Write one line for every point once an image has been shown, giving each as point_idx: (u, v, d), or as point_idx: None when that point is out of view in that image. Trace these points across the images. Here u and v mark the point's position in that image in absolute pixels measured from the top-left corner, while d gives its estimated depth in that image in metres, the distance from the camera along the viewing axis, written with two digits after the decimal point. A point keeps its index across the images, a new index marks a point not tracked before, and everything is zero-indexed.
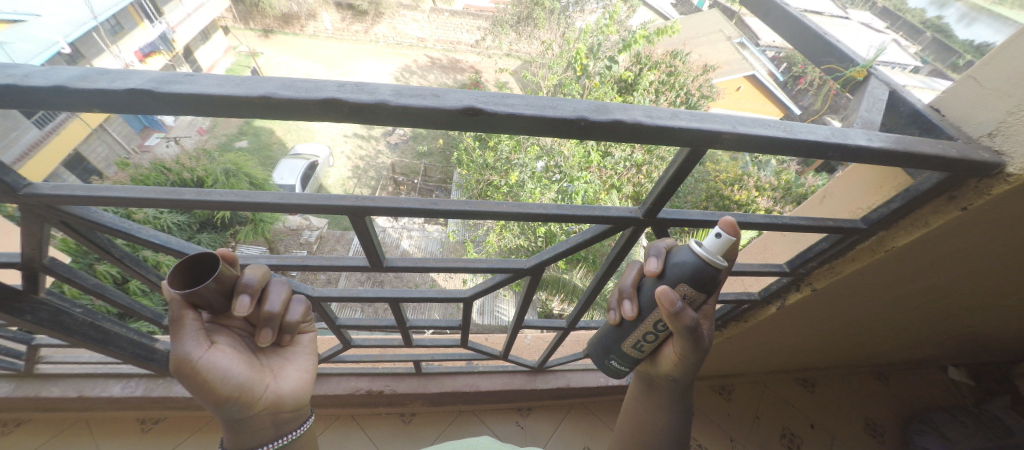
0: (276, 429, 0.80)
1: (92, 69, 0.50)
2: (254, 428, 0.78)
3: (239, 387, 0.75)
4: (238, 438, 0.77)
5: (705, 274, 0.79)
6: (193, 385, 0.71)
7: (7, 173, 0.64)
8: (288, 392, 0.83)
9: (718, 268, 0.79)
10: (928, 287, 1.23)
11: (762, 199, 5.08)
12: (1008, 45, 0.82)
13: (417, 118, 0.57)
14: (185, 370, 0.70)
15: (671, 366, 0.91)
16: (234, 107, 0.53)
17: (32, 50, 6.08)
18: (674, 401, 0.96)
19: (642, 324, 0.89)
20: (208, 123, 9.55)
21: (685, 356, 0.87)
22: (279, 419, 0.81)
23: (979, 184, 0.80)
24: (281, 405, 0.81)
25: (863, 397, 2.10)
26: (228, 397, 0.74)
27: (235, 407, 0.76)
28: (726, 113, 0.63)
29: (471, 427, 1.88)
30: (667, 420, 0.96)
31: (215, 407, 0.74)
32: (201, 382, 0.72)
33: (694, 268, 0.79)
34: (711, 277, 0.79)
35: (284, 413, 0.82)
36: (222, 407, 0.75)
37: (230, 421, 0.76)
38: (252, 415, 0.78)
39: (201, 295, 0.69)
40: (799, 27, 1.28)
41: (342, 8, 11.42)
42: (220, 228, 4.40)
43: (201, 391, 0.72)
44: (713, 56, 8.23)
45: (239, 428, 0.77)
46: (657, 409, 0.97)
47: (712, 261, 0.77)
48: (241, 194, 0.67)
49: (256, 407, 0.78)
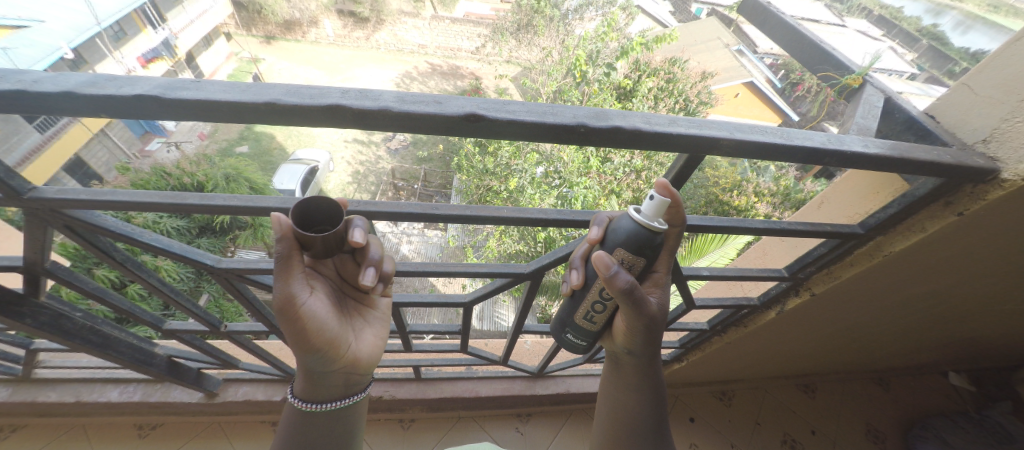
0: (347, 387, 0.83)
1: (100, 75, 0.51)
2: (332, 382, 0.81)
3: (328, 341, 0.77)
4: (314, 388, 0.80)
5: (645, 239, 0.77)
6: (292, 331, 0.73)
7: (12, 177, 0.64)
8: (365, 352, 0.86)
9: (657, 232, 0.76)
10: (926, 293, 1.24)
11: (761, 204, 5.10)
12: (1000, 53, 0.83)
13: (419, 124, 0.58)
14: (290, 313, 0.71)
15: (627, 340, 0.89)
16: (240, 113, 0.54)
17: (35, 55, 6.13)
18: (639, 378, 0.93)
19: (589, 293, 0.89)
20: (209, 128, 9.60)
21: (636, 328, 0.84)
22: (353, 378, 0.83)
23: (974, 189, 0.80)
24: (360, 363, 0.84)
25: (864, 403, 2.09)
26: (319, 349, 0.76)
27: (321, 358, 0.77)
28: (723, 120, 0.64)
29: (471, 433, 1.87)
30: (636, 402, 0.92)
31: (304, 356, 0.76)
32: (300, 327, 0.73)
33: (632, 235, 0.77)
34: (652, 241, 0.77)
35: (358, 372, 0.84)
36: (309, 357, 0.77)
37: (313, 371, 0.78)
38: (331, 370, 0.80)
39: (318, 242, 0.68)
40: (794, 35, 1.29)
41: (343, 15, 11.52)
42: (220, 232, 4.40)
43: (298, 337, 0.73)
44: (712, 64, 8.29)
45: (317, 380, 0.79)
46: (624, 389, 0.94)
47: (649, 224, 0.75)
48: (242, 199, 0.67)
49: (338, 363, 0.81)
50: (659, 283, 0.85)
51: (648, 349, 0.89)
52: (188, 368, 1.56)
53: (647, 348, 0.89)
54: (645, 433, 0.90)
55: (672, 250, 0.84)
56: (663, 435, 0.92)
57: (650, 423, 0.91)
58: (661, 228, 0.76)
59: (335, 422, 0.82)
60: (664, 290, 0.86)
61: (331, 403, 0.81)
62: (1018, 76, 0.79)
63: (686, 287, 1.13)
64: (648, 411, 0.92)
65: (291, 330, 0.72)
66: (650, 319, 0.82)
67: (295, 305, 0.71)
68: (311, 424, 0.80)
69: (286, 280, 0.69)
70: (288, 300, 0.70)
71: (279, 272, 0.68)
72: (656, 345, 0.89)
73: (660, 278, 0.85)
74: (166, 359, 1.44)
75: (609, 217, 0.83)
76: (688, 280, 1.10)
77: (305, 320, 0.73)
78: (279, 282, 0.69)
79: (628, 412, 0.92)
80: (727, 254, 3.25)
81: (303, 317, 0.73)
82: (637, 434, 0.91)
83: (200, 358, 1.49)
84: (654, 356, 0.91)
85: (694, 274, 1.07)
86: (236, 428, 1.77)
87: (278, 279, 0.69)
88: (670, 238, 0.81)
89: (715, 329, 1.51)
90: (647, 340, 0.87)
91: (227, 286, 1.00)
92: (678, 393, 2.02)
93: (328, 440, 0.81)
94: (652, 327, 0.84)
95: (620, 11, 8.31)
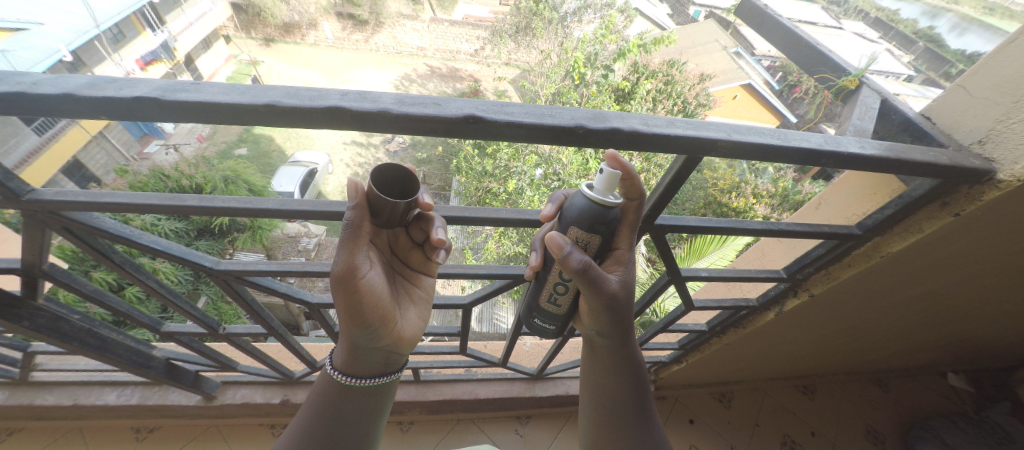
0: (386, 364, 0.84)
1: (99, 78, 0.51)
2: (374, 358, 0.82)
3: (379, 316, 0.79)
4: (355, 363, 0.81)
5: (598, 217, 0.76)
6: (347, 302, 0.73)
7: (10, 179, 0.64)
8: (409, 330, 0.87)
9: (612, 208, 0.76)
10: (922, 293, 1.25)
11: (760, 206, 5.12)
12: (996, 54, 0.83)
13: (418, 126, 0.58)
14: (349, 286, 0.72)
15: (594, 322, 0.87)
16: (239, 114, 0.54)
17: (33, 58, 6.13)
18: (614, 359, 0.90)
19: (549, 275, 0.87)
20: (208, 130, 9.60)
21: (600, 309, 0.82)
22: (393, 355, 0.85)
23: (971, 190, 0.80)
24: (402, 341, 0.86)
25: (863, 404, 2.09)
26: (370, 324, 0.78)
27: (371, 332, 0.79)
28: (721, 122, 0.64)
29: (470, 435, 1.86)
30: (614, 383, 0.90)
31: (353, 329, 0.77)
32: (357, 300, 0.74)
33: (585, 211, 0.76)
34: (606, 218, 0.76)
35: (399, 349, 0.85)
36: (357, 330, 0.78)
37: (358, 346, 0.79)
38: (376, 346, 0.81)
39: (387, 213, 0.69)
40: (792, 38, 1.29)
41: (342, 18, 11.54)
42: (218, 234, 4.38)
43: (355, 309, 0.75)
44: (710, 66, 8.32)
45: (358, 356, 0.80)
46: (599, 372, 0.91)
47: (599, 201, 0.74)
48: (240, 201, 0.67)
49: (383, 339, 0.82)
50: (621, 260, 0.83)
51: (616, 329, 0.86)
52: (186, 371, 1.55)
53: (617, 328, 0.86)
54: (627, 412, 0.89)
55: (632, 225, 0.82)
56: (647, 415, 0.89)
57: (632, 403, 0.89)
58: (615, 203, 0.75)
59: (367, 398, 0.83)
60: (627, 267, 0.84)
61: (370, 378, 0.82)
62: (1013, 78, 0.80)
63: (685, 289, 1.13)
64: (628, 392, 0.89)
65: (347, 301, 0.73)
66: (611, 298, 0.80)
67: (356, 276, 0.72)
68: (346, 399, 0.81)
69: (351, 252, 0.70)
70: (350, 273, 0.70)
71: (346, 243, 0.69)
72: (626, 323, 0.87)
73: (622, 255, 0.83)
74: (165, 362, 1.44)
75: (563, 196, 0.83)
76: (686, 282, 1.10)
77: (362, 292, 0.74)
78: (342, 251, 0.69)
79: (606, 395, 0.90)
80: (726, 255, 3.25)
81: (361, 289, 0.74)
82: (619, 415, 0.89)
83: (198, 361, 1.49)
84: (626, 334, 0.89)
85: (692, 275, 1.07)
86: (234, 431, 1.76)
87: (342, 249, 0.69)
88: (628, 213, 0.80)
89: (715, 331, 1.50)
90: (615, 319, 0.85)
91: (226, 288, 1.00)
92: (677, 394, 2.02)
93: (360, 415, 0.82)
94: (617, 306, 0.82)
95: (619, 14, 8.34)
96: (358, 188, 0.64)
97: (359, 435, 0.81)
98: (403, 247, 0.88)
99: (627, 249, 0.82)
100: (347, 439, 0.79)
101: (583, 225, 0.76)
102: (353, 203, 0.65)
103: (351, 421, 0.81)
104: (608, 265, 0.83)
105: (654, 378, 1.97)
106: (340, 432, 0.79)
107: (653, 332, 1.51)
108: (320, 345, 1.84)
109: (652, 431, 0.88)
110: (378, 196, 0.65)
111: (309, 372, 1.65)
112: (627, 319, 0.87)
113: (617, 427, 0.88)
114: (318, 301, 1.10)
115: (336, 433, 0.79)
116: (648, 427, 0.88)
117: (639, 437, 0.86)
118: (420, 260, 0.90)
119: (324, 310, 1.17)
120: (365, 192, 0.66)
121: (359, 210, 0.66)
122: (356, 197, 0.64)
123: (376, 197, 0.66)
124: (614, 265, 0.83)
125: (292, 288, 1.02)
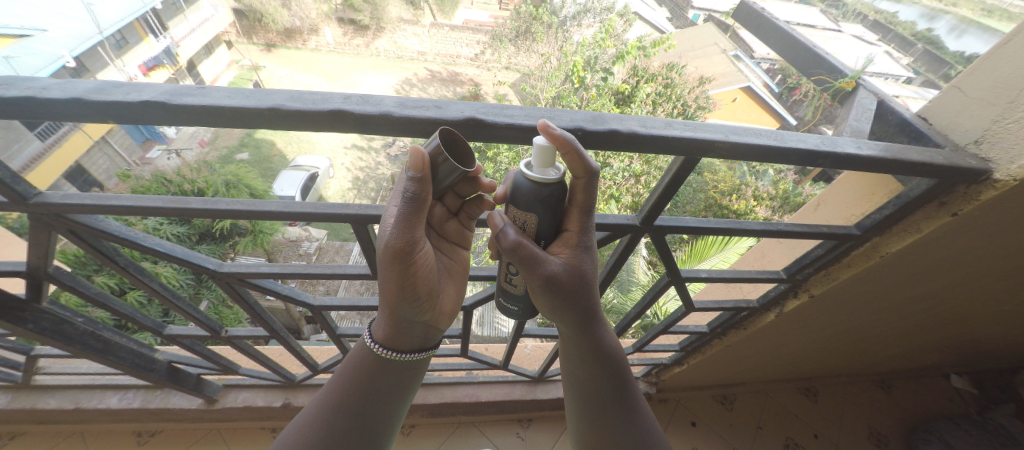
0: (425, 336, 0.83)
1: (107, 83, 0.52)
2: (415, 332, 0.81)
3: (427, 291, 0.77)
4: (396, 337, 0.79)
5: (540, 195, 0.72)
6: (400, 278, 0.71)
7: (18, 182, 0.66)
8: (447, 304, 0.86)
9: (551, 184, 0.71)
10: (921, 294, 1.25)
11: (761, 208, 5.14)
12: (991, 56, 0.84)
13: (417, 130, 0.59)
14: (404, 260, 0.69)
15: (551, 312, 0.79)
16: (244, 119, 0.55)
17: (36, 64, 6.18)
18: (582, 350, 0.81)
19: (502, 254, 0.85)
20: (210, 136, 9.76)
21: (551, 296, 0.75)
22: (432, 330, 0.84)
23: (967, 190, 0.81)
24: (441, 315, 0.84)
25: (866, 406, 2.08)
26: (418, 298, 0.76)
27: (417, 305, 0.77)
28: (718, 123, 0.65)
29: (471, 439, 1.86)
30: (586, 374, 0.82)
31: (400, 305, 0.75)
32: (409, 274, 0.72)
33: (524, 188, 0.73)
34: (546, 196, 0.72)
35: (437, 322, 0.84)
36: (404, 306, 0.76)
37: (402, 321, 0.77)
38: (418, 320, 0.80)
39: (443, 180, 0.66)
40: (789, 40, 1.31)
41: (344, 23, 11.63)
42: (220, 239, 4.35)
43: (405, 283, 0.73)
44: (709, 69, 8.39)
45: (398, 331, 0.78)
46: (572, 363, 0.83)
47: (533, 178, 0.70)
48: (246, 204, 0.69)
49: (425, 313, 0.81)
50: (571, 244, 0.74)
51: (575, 314, 0.77)
52: (188, 374, 1.56)
53: (576, 316, 0.78)
54: (605, 405, 0.81)
55: (584, 207, 0.72)
56: (630, 401, 0.82)
57: (610, 392, 0.82)
58: (554, 178, 0.70)
59: (403, 372, 0.81)
60: (576, 250, 0.74)
61: (409, 352, 0.81)
62: (1009, 78, 0.80)
63: (685, 289, 1.14)
64: (603, 382, 0.81)
65: (400, 277, 0.71)
66: (550, 284, 0.73)
67: (413, 251, 0.69)
68: (381, 373, 0.79)
69: (410, 225, 0.66)
70: (408, 247, 0.68)
71: (406, 215, 0.65)
72: (589, 308, 0.78)
73: (571, 238, 0.74)
74: (166, 365, 1.44)
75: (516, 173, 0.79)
76: (687, 282, 1.11)
77: (416, 268, 0.73)
78: (400, 224, 0.66)
79: (580, 386, 0.83)
80: (728, 258, 3.19)
81: (417, 264, 0.72)
82: (598, 408, 0.81)
83: (200, 364, 1.49)
84: (592, 320, 0.80)
85: (693, 275, 1.07)
86: (236, 434, 1.77)
87: (398, 222, 0.66)
88: (577, 192, 0.71)
89: (715, 332, 1.51)
90: (572, 308, 0.76)
91: (229, 291, 1.00)
92: (678, 397, 2.02)
93: (394, 391, 0.80)
94: (568, 293, 0.74)
95: (619, 18, 8.36)
96: (421, 158, 0.60)
97: (389, 414, 0.79)
98: (438, 218, 0.86)
99: (576, 232, 0.74)
100: (377, 417, 0.77)
101: (520, 204, 0.74)
102: (417, 176, 0.61)
103: (385, 397, 0.79)
104: (555, 247, 0.76)
105: (656, 381, 1.96)
106: (370, 408, 0.77)
107: (654, 334, 1.50)
108: (321, 348, 1.84)
109: (636, 418, 0.82)
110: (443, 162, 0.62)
111: (310, 375, 1.65)
112: (588, 305, 0.77)
113: (596, 418, 0.82)
114: (320, 303, 1.11)
115: (368, 409, 0.76)
116: (630, 415, 0.82)
117: (620, 427, 0.80)
118: (455, 230, 0.88)
119: (325, 313, 1.18)
120: (431, 160, 0.63)
121: (422, 183, 0.62)
122: (421, 167, 0.61)
123: (439, 166, 0.64)
124: (559, 247, 0.75)
125: (295, 290, 1.02)
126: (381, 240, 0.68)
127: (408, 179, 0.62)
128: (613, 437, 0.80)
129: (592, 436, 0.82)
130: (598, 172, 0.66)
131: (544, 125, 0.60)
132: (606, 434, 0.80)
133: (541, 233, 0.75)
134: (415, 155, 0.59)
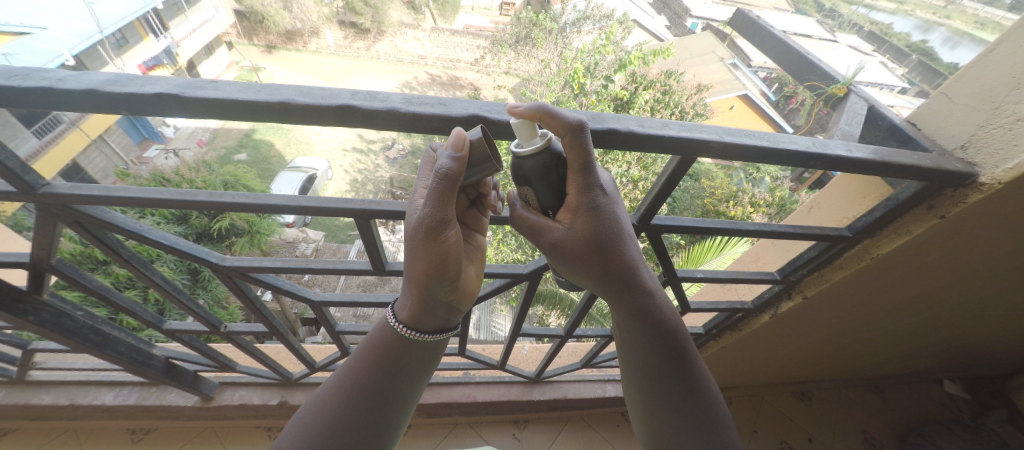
0: (446, 317, 0.79)
1: (122, 75, 0.53)
2: (439, 313, 0.78)
3: (457, 272, 0.73)
4: (421, 317, 0.76)
5: (534, 168, 0.70)
6: (433, 256, 0.68)
7: (27, 173, 0.66)
8: (471, 286, 0.83)
9: (539, 154, 0.69)
10: (915, 295, 1.26)
11: (756, 214, 5.19)
12: (974, 64, 0.88)
13: (425, 125, 0.61)
14: (436, 237, 0.66)
15: (585, 281, 0.79)
16: (255, 112, 0.56)
17: (35, 61, 6.17)
18: (631, 319, 0.79)
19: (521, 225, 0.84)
20: (208, 135, 9.79)
21: (570, 263, 0.76)
22: (453, 312, 0.80)
23: (955, 193, 0.84)
24: (463, 295, 0.81)
25: (861, 410, 2.10)
26: (448, 278, 0.72)
27: (444, 287, 0.74)
28: (712, 124, 0.67)
29: (467, 439, 1.86)
30: (633, 342, 0.81)
31: (430, 284, 0.72)
32: (440, 253, 0.68)
33: (517, 171, 0.71)
34: (540, 168, 0.70)
35: (457, 305, 0.80)
36: (434, 285, 0.73)
37: (430, 301, 0.75)
38: (444, 301, 0.77)
39: (479, 166, 0.65)
40: (783, 47, 1.32)
41: (345, 26, 11.70)
42: (216, 239, 4.29)
43: (436, 262, 0.69)
44: (707, 77, 8.53)
45: (424, 311, 0.76)
46: (625, 334, 0.82)
47: (522, 153, 0.68)
48: (250, 196, 0.69)
49: (451, 294, 0.77)
50: (573, 208, 0.72)
51: (604, 282, 0.77)
52: (185, 371, 1.56)
53: (607, 284, 0.77)
54: (658, 374, 0.79)
55: (583, 167, 0.67)
56: (683, 367, 0.79)
57: (660, 361, 0.79)
58: (540, 145, 0.68)
59: (423, 353, 0.80)
60: (579, 215, 0.72)
61: (432, 333, 0.79)
62: (992, 85, 0.83)
63: (681, 289, 1.15)
64: (655, 352, 0.79)
65: (432, 257, 0.68)
66: (557, 251, 0.74)
67: (443, 232, 0.66)
68: (403, 351, 0.78)
69: (444, 205, 0.64)
70: (442, 224, 0.65)
71: (440, 193, 0.63)
72: (617, 275, 0.76)
73: (573, 201, 0.72)
74: (164, 361, 1.45)
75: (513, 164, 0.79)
76: (683, 283, 1.12)
77: (450, 250, 0.69)
78: (432, 202, 0.64)
79: (631, 356, 0.83)
80: (724, 263, 3.18)
81: (449, 243, 0.68)
82: (654, 381, 0.80)
83: (198, 361, 1.50)
84: (627, 287, 0.77)
85: (688, 276, 1.08)
86: (232, 433, 1.77)
87: (431, 199, 0.64)
88: (569, 150, 0.66)
89: (711, 333, 1.55)
90: (600, 274, 0.75)
91: (230, 286, 1.01)
92: None
93: (412, 374, 0.79)
94: (585, 258, 0.74)
95: (618, 25, 8.46)
96: (463, 141, 0.60)
97: (408, 396, 0.79)
98: (458, 207, 0.82)
99: (576, 194, 0.71)
100: (395, 398, 0.77)
101: (517, 183, 0.74)
102: (458, 155, 0.60)
103: (403, 376, 0.78)
104: (561, 215, 0.74)
105: None
106: (389, 387, 0.76)
107: None
108: (318, 347, 1.85)
109: (693, 385, 0.79)
110: (480, 149, 0.62)
111: (307, 374, 1.64)
112: (622, 270, 0.75)
113: (648, 392, 0.81)
114: (320, 298, 1.10)
115: (384, 390, 0.76)
116: (686, 383, 0.79)
117: (675, 399, 0.78)
118: (470, 219, 0.84)
119: (325, 308, 1.16)
120: (474, 148, 0.62)
121: (463, 163, 0.61)
122: (461, 148, 0.60)
123: (477, 152, 0.63)
124: (563, 214, 0.73)
125: (296, 286, 1.02)
126: (412, 217, 0.67)
127: (445, 157, 0.61)
128: (672, 407, 0.78)
129: (648, 408, 0.81)
130: (584, 124, 0.61)
131: (512, 107, 0.64)
132: (661, 407, 0.79)
133: (546, 205, 0.75)
134: (457, 138, 0.60)
